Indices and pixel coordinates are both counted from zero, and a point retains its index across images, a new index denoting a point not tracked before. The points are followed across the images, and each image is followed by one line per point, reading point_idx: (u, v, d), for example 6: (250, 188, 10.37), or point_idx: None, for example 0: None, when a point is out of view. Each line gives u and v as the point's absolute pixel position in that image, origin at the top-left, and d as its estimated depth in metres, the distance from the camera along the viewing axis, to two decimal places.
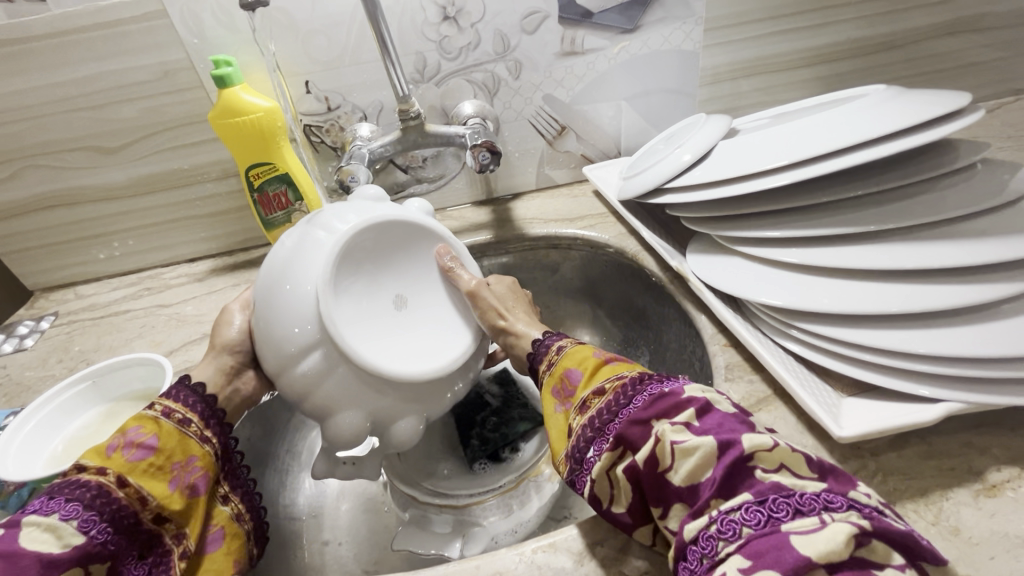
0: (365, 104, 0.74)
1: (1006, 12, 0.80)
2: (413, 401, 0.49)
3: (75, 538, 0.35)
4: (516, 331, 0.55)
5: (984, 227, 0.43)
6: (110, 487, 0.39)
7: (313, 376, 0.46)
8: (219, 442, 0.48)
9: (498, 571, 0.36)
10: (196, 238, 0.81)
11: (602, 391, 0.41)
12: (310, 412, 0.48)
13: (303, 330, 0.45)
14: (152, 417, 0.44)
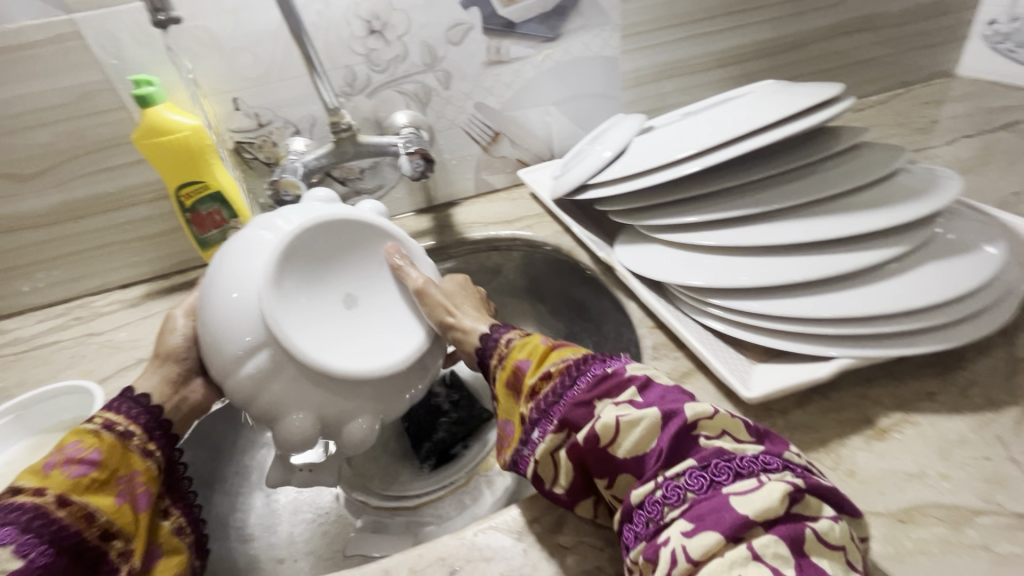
0: (297, 119, 0.74)
1: (891, 12, 0.89)
2: (365, 399, 0.49)
3: (12, 562, 0.35)
4: (464, 327, 0.52)
5: (866, 201, 0.48)
6: (48, 507, 0.38)
7: (259, 379, 0.46)
8: (165, 453, 0.48)
9: (440, 556, 0.37)
10: (128, 263, 0.79)
11: (548, 375, 0.41)
12: (260, 415, 0.47)
13: (246, 333, 0.45)
14: (92, 431, 0.43)
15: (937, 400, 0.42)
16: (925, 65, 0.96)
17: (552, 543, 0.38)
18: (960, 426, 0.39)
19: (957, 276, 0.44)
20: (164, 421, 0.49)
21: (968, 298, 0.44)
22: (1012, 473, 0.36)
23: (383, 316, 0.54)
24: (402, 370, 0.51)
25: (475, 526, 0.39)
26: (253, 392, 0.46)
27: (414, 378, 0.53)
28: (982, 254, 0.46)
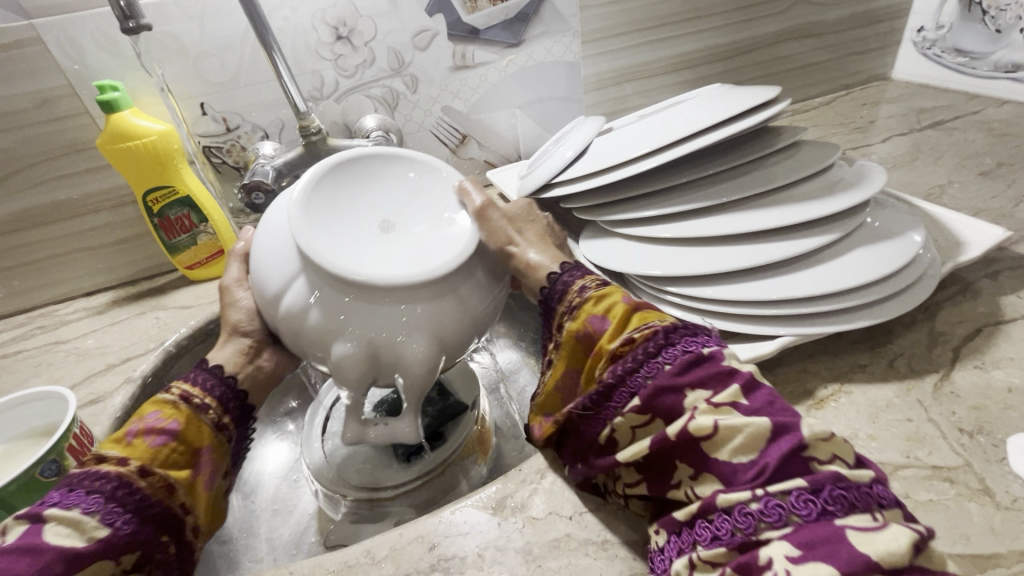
0: (266, 123, 0.75)
1: (831, 20, 0.95)
2: (416, 316, 0.40)
3: (98, 531, 0.36)
4: (529, 261, 0.49)
5: (804, 193, 0.53)
6: (131, 476, 0.39)
7: (299, 310, 0.41)
8: (236, 427, 0.48)
9: (420, 534, 0.40)
10: (93, 270, 0.78)
11: (631, 339, 0.39)
12: (314, 354, 0.42)
13: (281, 263, 0.42)
14: (170, 401, 0.44)
15: (868, 370, 0.46)
16: (864, 68, 1.03)
17: (524, 516, 0.40)
18: (888, 393, 0.44)
19: (884, 259, 0.49)
20: (239, 395, 0.49)
21: (894, 279, 0.48)
22: (930, 431, 0.41)
23: (429, 227, 0.44)
24: (451, 282, 0.42)
25: (451, 506, 0.41)
26: (298, 326, 0.41)
27: (476, 296, 0.44)
28: (907, 240, 0.50)
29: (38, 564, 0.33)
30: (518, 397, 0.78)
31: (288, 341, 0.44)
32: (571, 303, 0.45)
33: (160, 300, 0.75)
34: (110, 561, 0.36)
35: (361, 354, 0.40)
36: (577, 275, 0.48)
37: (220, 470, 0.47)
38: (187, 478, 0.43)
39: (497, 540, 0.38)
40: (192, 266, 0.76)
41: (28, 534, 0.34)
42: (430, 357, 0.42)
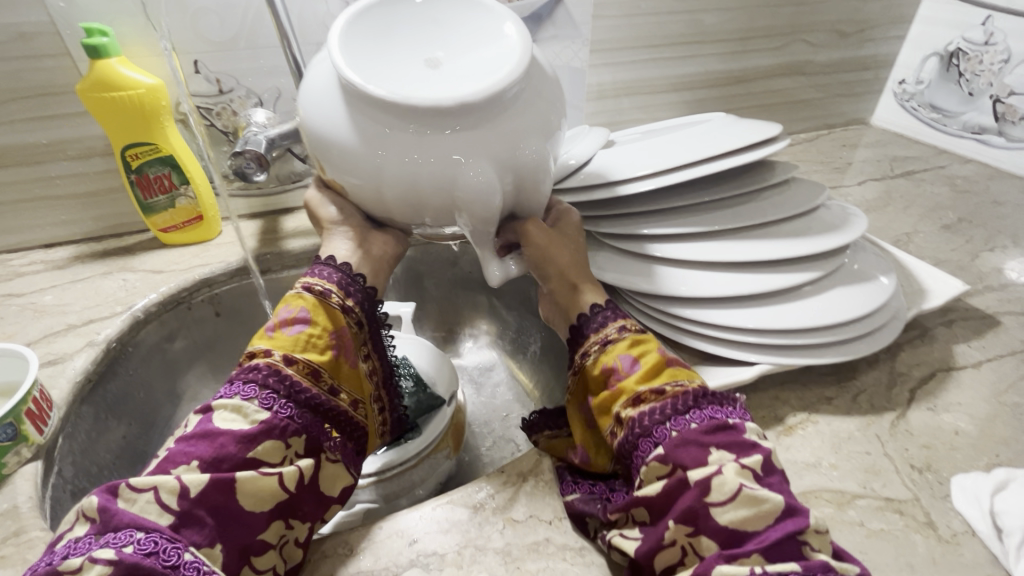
0: (261, 89, 0.72)
1: (823, 61, 0.99)
2: (524, 117, 0.39)
3: (259, 414, 0.38)
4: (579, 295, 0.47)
5: (793, 229, 0.55)
6: (279, 364, 0.40)
7: (415, 166, 0.38)
8: (362, 309, 0.46)
9: (400, 529, 0.40)
10: (55, 221, 0.73)
11: (660, 390, 0.39)
12: (437, 202, 0.40)
13: (350, 131, 0.38)
14: (297, 293, 0.43)
15: (834, 403, 0.49)
16: (847, 110, 1.08)
17: (504, 518, 0.41)
18: (850, 426, 0.47)
19: (858, 301, 0.52)
20: (358, 279, 0.46)
21: (864, 321, 0.52)
22: (884, 465, 0.44)
23: (478, 32, 0.40)
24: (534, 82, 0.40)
25: (433, 502, 0.41)
26: (409, 182, 0.39)
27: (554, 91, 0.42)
28: (879, 285, 0.54)
29: (216, 445, 0.36)
30: (491, 396, 0.79)
31: (395, 207, 0.42)
32: (605, 337, 0.43)
33: (128, 261, 0.72)
34: (277, 442, 0.38)
35: (490, 180, 0.39)
36: (611, 316, 0.44)
37: (360, 347, 0.46)
38: (329, 360, 0.43)
39: (476, 539, 0.39)
40: (167, 229, 0.73)
41: (203, 421, 0.38)
42: (544, 162, 0.41)
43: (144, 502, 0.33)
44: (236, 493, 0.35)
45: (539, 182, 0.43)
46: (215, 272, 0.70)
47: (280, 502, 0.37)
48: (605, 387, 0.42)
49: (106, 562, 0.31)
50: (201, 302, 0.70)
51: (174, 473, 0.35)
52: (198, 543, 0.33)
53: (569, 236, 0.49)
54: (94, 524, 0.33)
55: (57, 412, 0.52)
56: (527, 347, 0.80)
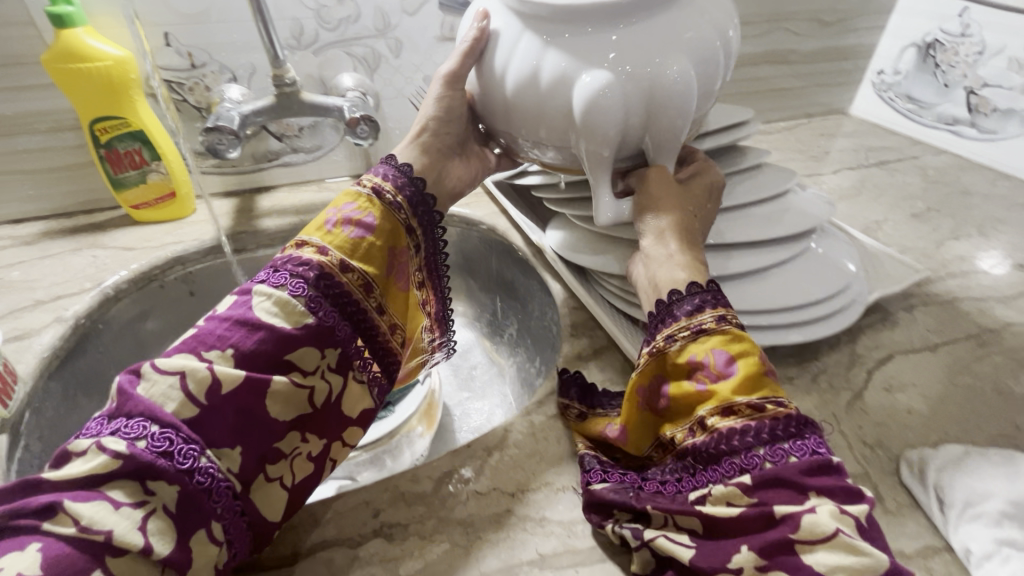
0: (235, 65, 0.71)
1: (804, 51, 1.00)
2: (665, 34, 0.41)
3: (304, 318, 0.41)
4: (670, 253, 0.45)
5: (764, 213, 0.56)
6: (333, 271, 0.43)
7: (545, 71, 0.42)
8: (424, 231, 0.51)
9: (364, 501, 0.41)
10: (23, 195, 0.72)
11: (759, 407, 0.35)
12: (561, 112, 0.43)
13: (504, 39, 0.44)
14: (366, 196, 0.47)
15: (794, 382, 0.51)
16: (827, 100, 1.09)
17: (468, 489, 0.41)
18: (808, 404, 0.49)
19: (820, 285, 0.53)
20: (427, 200, 0.51)
21: (825, 304, 0.53)
22: (838, 442, 0.45)
23: None
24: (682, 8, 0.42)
25: (398, 476, 0.42)
26: (538, 89, 0.43)
27: (717, 21, 0.44)
28: (843, 272, 0.55)
29: (255, 339, 0.39)
30: (467, 377, 0.80)
31: (519, 120, 0.46)
32: (699, 324, 0.39)
33: (100, 237, 0.71)
34: (314, 350, 0.41)
35: (616, 91, 0.41)
36: (710, 302, 0.40)
37: (412, 274, 0.51)
38: (380, 274, 0.47)
39: (439, 510, 0.40)
40: (138, 206, 0.72)
41: (242, 307, 0.40)
42: (684, 87, 0.42)
43: (169, 386, 0.36)
44: (268, 396, 0.39)
45: (674, 118, 0.43)
46: (188, 250, 0.69)
47: (304, 413, 0.41)
48: (689, 379, 0.38)
49: (114, 454, 0.33)
50: (174, 280, 0.70)
51: (205, 361, 0.37)
52: (216, 441, 0.36)
53: (694, 195, 0.48)
54: (117, 406, 0.35)
55: (22, 386, 0.51)
56: (503, 329, 0.80)
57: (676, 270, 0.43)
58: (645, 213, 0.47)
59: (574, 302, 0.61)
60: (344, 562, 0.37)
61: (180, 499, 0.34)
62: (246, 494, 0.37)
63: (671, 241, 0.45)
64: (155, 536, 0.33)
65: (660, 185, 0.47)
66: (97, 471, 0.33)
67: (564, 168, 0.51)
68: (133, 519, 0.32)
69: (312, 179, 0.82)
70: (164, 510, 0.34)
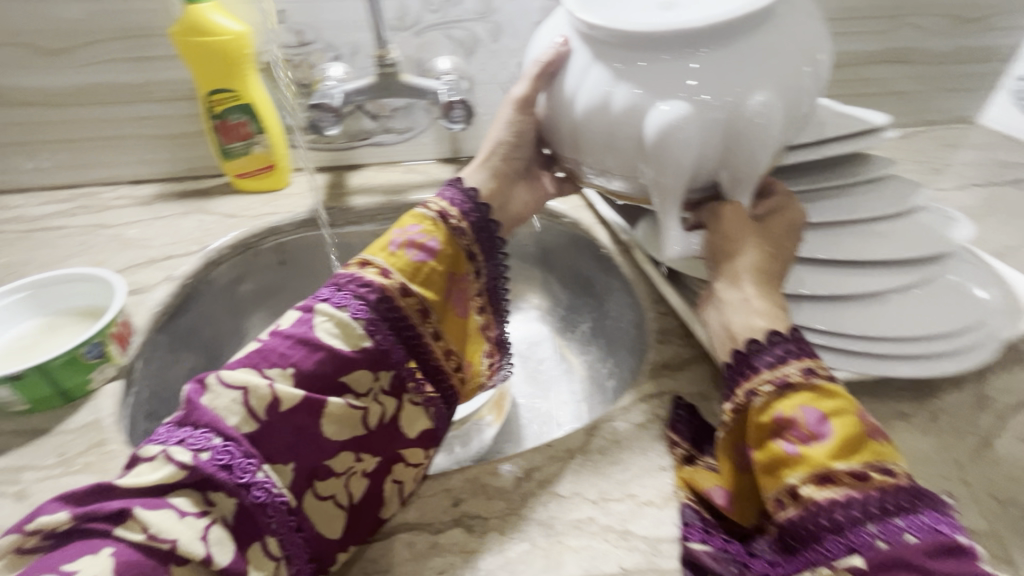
0: (340, 44, 0.72)
1: (932, 50, 0.90)
2: (748, 64, 0.38)
3: (363, 342, 0.43)
4: (745, 299, 0.41)
5: (890, 230, 0.51)
6: (394, 295, 0.45)
7: (614, 100, 0.40)
8: (486, 257, 0.50)
9: (445, 488, 0.41)
10: (143, 159, 0.78)
11: (863, 476, 0.32)
12: (629, 141, 0.40)
13: (576, 67, 0.42)
14: (433, 219, 0.48)
15: (909, 420, 0.46)
16: (953, 106, 0.98)
17: (549, 491, 0.40)
18: (926, 446, 0.44)
19: (947, 315, 0.48)
20: (490, 226, 0.51)
21: (953, 336, 0.48)
22: (961, 493, 0.41)
23: None
24: (766, 32, 0.39)
25: (479, 467, 0.42)
26: (607, 118, 0.40)
27: (807, 51, 0.40)
28: (975, 302, 0.50)
29: (315, 359, 0.41)
30: (536, 371, 0.78)
31: (585, 148, 0.43)
32: (783, 377, 0.36)
33: (205, 203, 0.75)
34: (367, 372, 0.43)
35: (693, 123, 0.37)
36: (794, 351, 0.37)
37: (472, 299, 0.51)
38: (439, 300, 0.48)
39: (519, 508, 0.39)
40: (241, 175, 0.75)
41: (304, 326, 0.42)
42: (767, 119, 0.38)
43: (230, 400, 0.38)
44: (322, 417, 0.40)
45: (755, 154, 0.40)
46: (283, 221, 0.72)
47: (357, 435, 0.42)
48: (776, 440, 0.35)
49: (180, 465, 0.35)
50: (268, 249, 0.73)
51: (266, 378, 0.39)
52: (274, 456, 0.38)
53: (775, 237, 0.44)
54: (183, 415, 0.37)
55: (136, 337, 0.56)
56: (577, 325, 0.78)
57: (756, 318, 0.40)
58: (724, 256, 0.44)
59: (663, 307, 0.58)
60: (424, 548, 0.38)
61: (237, 512, 0.36)
62: (301, 509, 0.39)
63: (747, 284, 0.42)
64: (216, 546, 0.34)
65: (736, 226, 0.43)
66: (164, 480, 0.35)
67: (630, 197, 0.48)
68: (196, 529, 0.34)
69: (400, 160, 0.83)
70: (224, 521, 0.35)
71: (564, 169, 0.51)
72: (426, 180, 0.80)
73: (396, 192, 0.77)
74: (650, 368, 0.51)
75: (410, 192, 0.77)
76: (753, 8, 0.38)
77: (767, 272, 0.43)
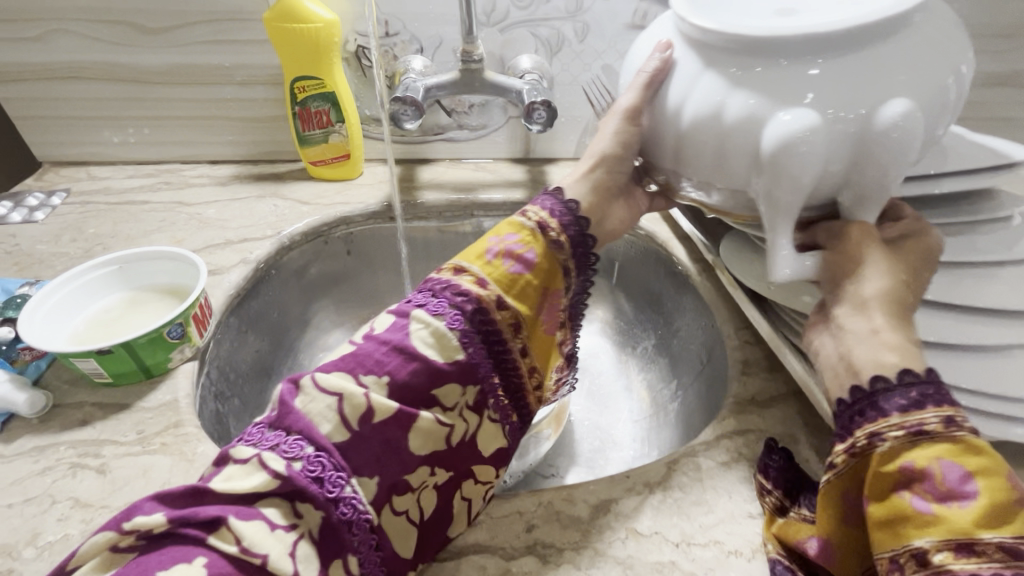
0: (425, 36, 0.71)
1: None
2: (882, 73, 0.35)
3: (456, 354, 0.40)
4: (874, 330, 0.34)
5: (1021, 275, 0.46)
6: (490, 307, 0.42)
7: (727, 108, 0.37)
8: (579, 273, 0.47)
9: (518, 510, 0.39)
10: (223, 140, 0.79)
11: (1010, 549, 0.28)
12: (742, 154, 0.37)
13: (682, 73, 0.40)
14: (531, 229, 0.45)
15: None
16: None
17: (628, 527, 0.38)
18: None
19: None
20: (587, 241, 0.47)
21: None
22: None
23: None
24: (902, 39, 0.35)
25: (554, 492, 0.40)
26: (717, 127, 0.37)
27: (947, 62, 0.36)
28: None
29: (409, 370, 0.39)
30: (593, 384, 0.76)
31: (688, 157, 0.40)
32: (919, 425, 0.31)
33: (280, 187, 0.76)
34: (457, 386, 0.40)
35: (819, 135, 0.34)
36: (932, 398, 0.31)
37: (559, 315, 0.48)
38: (532, 314, 0.45)
39: (596, 542, 0.37)
40: (316, 162, 0.76)
41: (400, 333, 0.40)
42: (905, 133, 0.34)
43: (325, 406, 0.36)
44: (411, 432, 0.38)
45: (885, 169, 0.36)
46: (355, 212, 0.72)
47: (439, 450, 0.40)
48: (904, 493, 0.31)
49: (273, 474, 0.34)
50: (338, 238, 0.73)
51: (362, 386, 0.38)
52: (360, 470, 0.36)
53: (911, 262, 0.38)
54: (276, 417, 0.37)
55: (213, 319, 0.56)
56: (639, 341, 0.75)
57: (885, 352, 0.33)
58: (843, 282, 0.37)
59: (748, 335, 0.54)
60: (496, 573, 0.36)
61: (323, 528, 0.35)
62: (381, 527, 0.37)
63: (878, 313, 0.35)
64: (303, 564, 0.33)
65: (862, 245, 0.37)
66: (257, 489, 0.34)
67: (728, 213, 0.44)
68: (284, 544, 0.33)
69: (471, 157, 0.82)
70: (310, 536, 0.34)
71: (658, 181, 0.47)
72: (497, 180, 0.78)
73: (466, 190, 0.75)
74: (736, 401, 0.48)
75: (479, 191, 0.75)
76: (890, 14, 0.34)
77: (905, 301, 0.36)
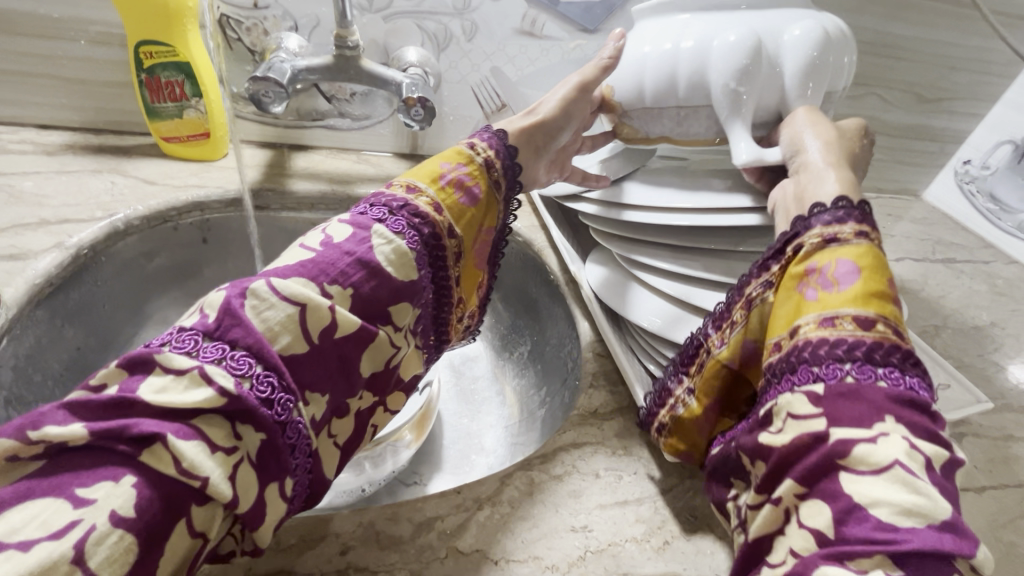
0: (299, 14, 0.66)
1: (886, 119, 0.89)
2: (784, 15, 0.46)
3: (414, 274, 0.41)
4: (821, 165, 0.42)
5: None
6: (441, 233, 0.44)
7: (677, 44, 0.46)
8: (504, 213, 0.52)
9: (336, 531, 0.37)
10: (53, 102, 0.68)
11: (865, 324, 0.33)
12: (694, 84, 0.46)
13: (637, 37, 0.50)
14: (478, 165, 0.48)
15: None
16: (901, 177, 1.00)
17: (449, 545, 0.38)
18: None
19: None
20: (519, 185, 0.52)
21: None
22: None
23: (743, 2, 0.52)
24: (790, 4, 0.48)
25: (379, 510, 0.39)
26: (671, 58, 0.46)
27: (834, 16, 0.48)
28: None
29: (372, 284, 0.38)
30: (468, 388, 0.75)
31: (655, 84, 0.48)
32: (834, 235, 0.37)
33: (122, 164, 0.67)
34: (412, 307, 0.41)
35: (751, 48, 0.43)
36: (854, 217, 0.37)
37: (486, 256, 0.51)
38: (468, 248, 0.48)
39: (412, 562, 0.37)
40: (169, 139, 0.68)
41: (363, 245, 0.38)
42: (812, 41, 0.44)
43: (286, 315, 0.33)
44: (366, 351, 0.38)
45: (808, 75, 0.45)
46: (210, 197, 0.65)
47: (377, 373, 0.39)
48: (798, 286, 0.37)
49: (221, 391, 0.30)
50: (189, 225, 0.66)
51: (326, 296, 0.35)
52: (311, 385, 0.35)
53: (851, 138, 0.45)
54: (218, 328, 0.32)
55: None
56: (515, 347, 0.76)
57: (827, 183, 0.40)
58: (800, 139, 0.44)
59: (600, 348, 0.56)
60: None
61: (263, 449, 0.32)
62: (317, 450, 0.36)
63: (828, 156, 0.42)
64: (241, 489, 0.30)
65: (812, 115, 0.45)
66: (198, 408, 0.29)
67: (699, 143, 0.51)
68: (225, 468, 0.29)
69: (354, 148, 0.78)
70: (249, 461, 0.31)
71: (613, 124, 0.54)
72: (377, 174, 0.74)
73: (342, 182, 0.71)
74: (581, 414, 0.49)
75: (357, 184, 0.71)
76: None
77: (851, 156, 0.44)
